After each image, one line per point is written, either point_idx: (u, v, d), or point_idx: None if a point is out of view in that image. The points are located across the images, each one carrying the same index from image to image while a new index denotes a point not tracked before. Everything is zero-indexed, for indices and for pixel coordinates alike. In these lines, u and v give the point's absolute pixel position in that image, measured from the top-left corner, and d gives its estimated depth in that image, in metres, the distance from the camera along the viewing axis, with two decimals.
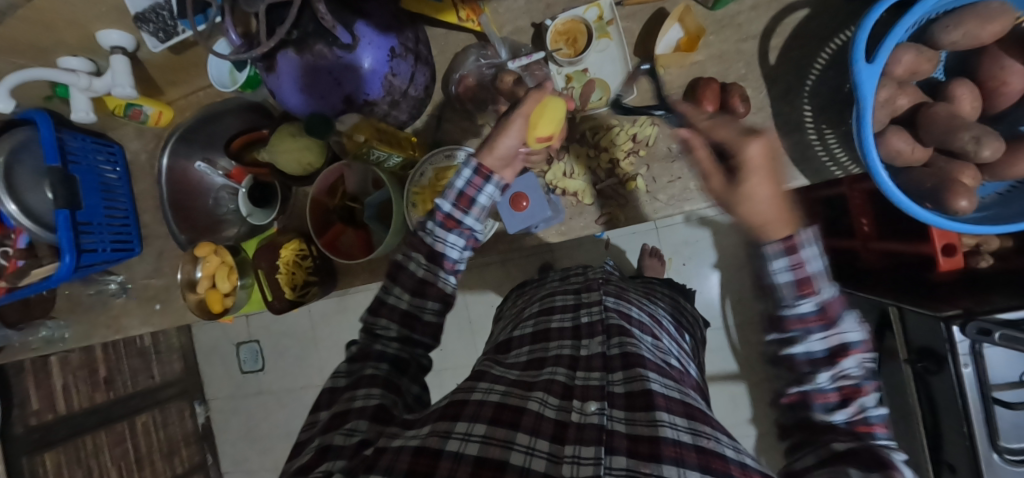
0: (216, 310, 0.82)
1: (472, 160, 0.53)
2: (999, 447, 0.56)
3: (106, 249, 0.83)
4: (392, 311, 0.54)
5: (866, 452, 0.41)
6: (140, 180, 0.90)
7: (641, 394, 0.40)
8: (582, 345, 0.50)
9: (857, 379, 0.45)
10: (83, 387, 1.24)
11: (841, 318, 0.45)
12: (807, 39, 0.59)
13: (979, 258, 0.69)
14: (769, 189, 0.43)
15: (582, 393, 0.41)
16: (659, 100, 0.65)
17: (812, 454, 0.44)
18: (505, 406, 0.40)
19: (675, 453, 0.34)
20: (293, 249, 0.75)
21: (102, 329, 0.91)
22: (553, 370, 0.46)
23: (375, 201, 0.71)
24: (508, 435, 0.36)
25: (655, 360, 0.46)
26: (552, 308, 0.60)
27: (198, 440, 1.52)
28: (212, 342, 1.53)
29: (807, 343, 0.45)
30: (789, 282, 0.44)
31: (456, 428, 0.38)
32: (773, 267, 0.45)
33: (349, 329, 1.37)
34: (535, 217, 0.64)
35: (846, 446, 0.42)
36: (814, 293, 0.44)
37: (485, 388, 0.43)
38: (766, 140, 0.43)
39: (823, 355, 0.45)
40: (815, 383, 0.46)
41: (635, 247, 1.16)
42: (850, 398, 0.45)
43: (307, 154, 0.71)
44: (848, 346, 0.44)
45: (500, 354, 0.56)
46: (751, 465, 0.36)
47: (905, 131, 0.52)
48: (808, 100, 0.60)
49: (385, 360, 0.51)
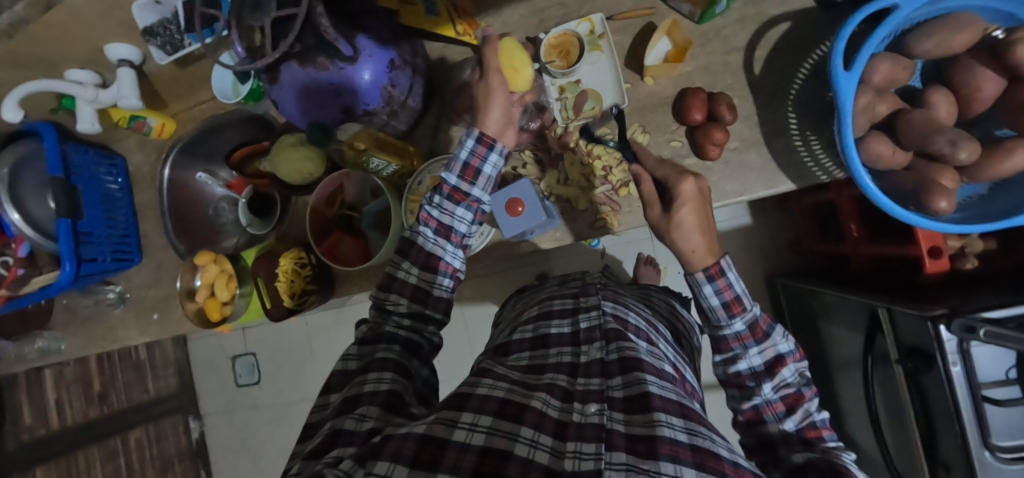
0: (214, 319, 0.83)
1: (475, 130, 0.55)
2: (992, 444, 0.56)
3: (107, 259, 0.83)
4: (403, 287, 0.56)
5: (823, 462, 0.45)
6: (141, 191, 0.91)
7: (639, 397, 0.41)
8: (581, 351, 0.51)
9: (796, 386, 0.53)
10: (76, 400, 1.23)
11: (771, 332, 0.54)
12: (790, 51, 0.62)
13: (964, 260, 0.71)
14: (696, 219, 0.53)
15: (582, 397, 0.42)
16: (650, 109, 0.67)
17: (777, 468, 0.50)
18: (510, 401, 0.40)
19: (671, 450, 0.35)
20: (292, 258, 0.76)
21: (99, 340, 0.91)
22: (554, 376, 0.47)
23: (372, 210, 0.73)
24: (513, 428, 0.37)
25: (653, 363, 0.47)
26: (550, 313, 0.61)
27: (192, 456, 1.49)
28: (207, 356, 1.52)
29: (748, 359, 0.54)
30: (720, 305, 0.53)
31: (462, 418, 0.38)
32: (704, 295, 0.54)
33: (349, 342, 1.36)
34: (531, 222, 0.65)
35: (804, 457, 0.47)
36: (743, 315, 0.53)
37: (490, 384, 0.44)
38: (697, 180, 0.55)
39: (763, 367, 0.54)
40: (762, 395, 0.54)
41: (631, 256, 1.18)
42: (794, 405, 0.53)
43: (307, 165, 0.71)
44: (782, 356, 0.53)
45: (500, 356, 0.56)
46: (746, 463, 0.37)
47: (885, 136, 0.55)
48: (793, 108, 0.62)
49: (398, 342, 0.53)
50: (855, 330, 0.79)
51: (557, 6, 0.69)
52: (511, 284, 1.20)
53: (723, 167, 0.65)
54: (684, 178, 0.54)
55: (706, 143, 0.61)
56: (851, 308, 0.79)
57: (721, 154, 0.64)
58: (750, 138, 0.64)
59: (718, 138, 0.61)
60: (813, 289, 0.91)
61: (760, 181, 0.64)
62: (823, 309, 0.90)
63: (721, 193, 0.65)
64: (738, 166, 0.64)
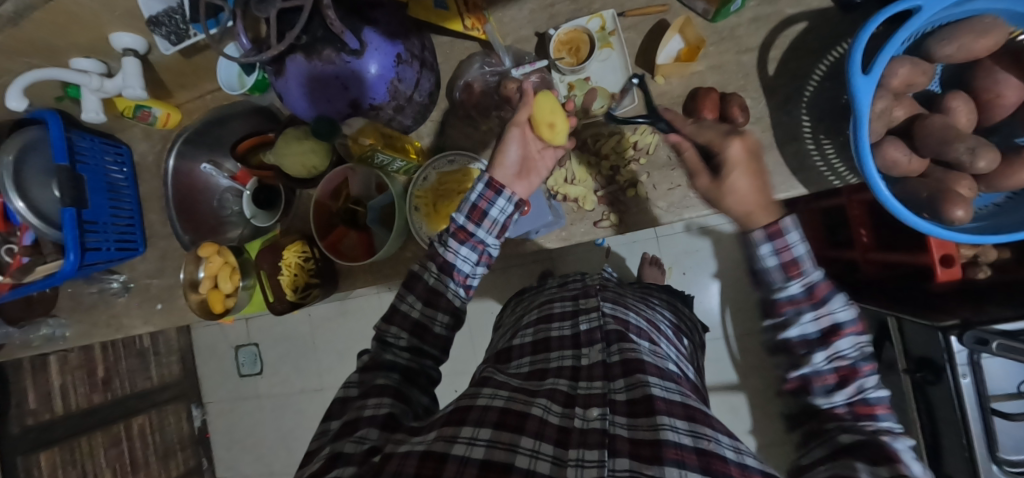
0: (217, 310, 0.83)
1: (484, 175, 0.54)
2: (999, 458, 0.55)
3: (111, 248, 0.83)
4: (404, 321, 0.55)
5: (878, 446, 0.42)
6: (146, 181, 0.91)
7: (642, 400, 0.40)
8: (582, 354, 0.50)
9: (852, 359, 0.49)
10: (81, 386, 1.24)
11: (830, 298, 0.49)
12: (805, 52, 0.61)
13: (976, 269, 0.70)
14: (748, 181, 0.48)
15: (585, 401, 0.42)
16: (660, 110, 0.65)
17: (821, 446, 0.47)
18: (509, 411, 0.40)
19: (676, 455, 0.34)
20: (295, 252, 0.76)
21: (103, 328, 0.91)
22: (554, 382, 0.46)
23: (377, 205, 0.72)
24: (513, 439, 0.37)
25: (654, 364, 0.46)
26: (551, 315, 0.60)
27: (195, 444, 1.50)
28: (211, 344, 1.53)
29: (800, 326, 0.50)
30: (776, 264, 0.49)
31: (461, 432, 0.38)
32: (759, 255, 0.50)
33: (351, 334, 1.36)
34: (537, 222, 0.65)
35: (852, 438, 0.45)
36: (795, 270, 0.49)
37: (490, 393, 0.44)
38: (746, 139, 0.49)
39: (816, 336, 0.50)
40: (812, 364, 0.50)
41: (635, 255, 1.17)
42: (847, 379, 0.49)
43: (312, 158, 0.70)
44: (839, 325, 0.49)
45: (501, 363, 0.56)
46: (751, 465, 0.36)
47: (902, 142, 0.53)
48: (807, 110, 0.61)
49: (397, 370, 0.52)
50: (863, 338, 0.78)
51: (568, 2, 0.67)
52: (514, 281, 1.20)
53: None
54: (731, 140, 0.49)
55: None
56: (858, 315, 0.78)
57: None
58: (761, 140, 0.62)
59: None
60: None
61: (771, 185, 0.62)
62: None
63: None
64: None
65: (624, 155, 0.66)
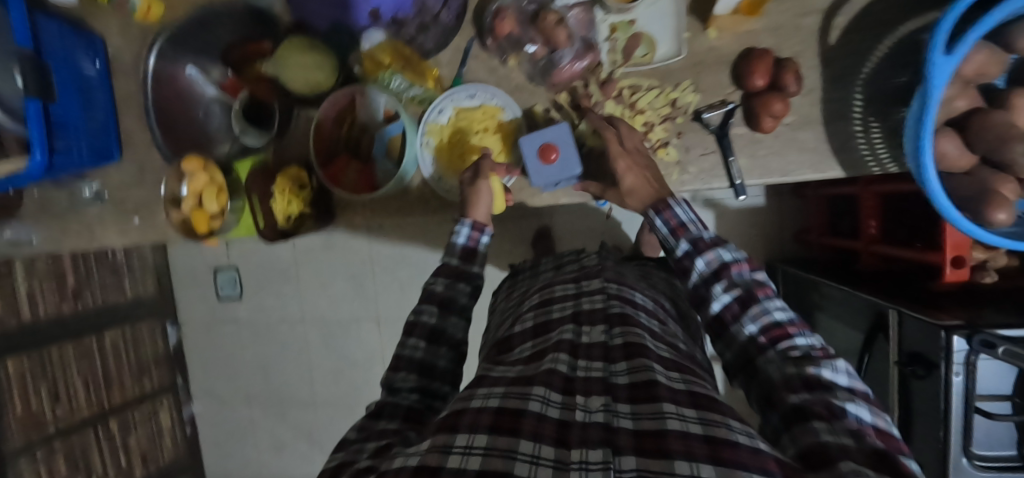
0: (201, 231, 0.78)
1: (467, 219, 0.58)
2: (971, 453, 0.58)
3: (82, 153, 0.76)
4: (452, 250, 0.58)
5: (822, 405, 0.38)
6: (122, 80, 0.81)
7: (644, 386, 0.40)
8: (582, 332, 0.51)
9: (772, 313, 0.46)
10: (49, 295, 1.18)
11: (710, 256, 0.50)
12: (872, 24, 0.56)
13: (983, 273, 0.69)
14: (633, 179, 0.55)
15: (585, 388, 0.42)
16: (706, 67, 0.60)
17: (775, 411, 0.42)
18: (503, 413, 0.38)
19: (683, 447, 0.33)
20: (291, 177, 0.70)
21: (74, 237, 0.85)
22: (554, 358, 0.46)
23: (387, 135, 0.66)
24: (510, 445, 0.34)
25: (658, 352, 0.47)
26: (553, 299, 0.60)
27: (170, 362, 1.49)
28: (187, 265, 1.47)
29: (717, 298, 0.49)
30: (668, 231, 0.52)
31: (456, 441, 0.35)
32: (712, 294, 0.49)
33: (338, 267, 1.33)
34: (563, 172, 0.58)
35: (799, 397, 0.39)
36: (729, 285, 0.48)
37: (484, 394, 0.43)
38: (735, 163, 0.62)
39: (737, 301, 0.48)
40: (743, 331, 0.47)
41: (635, 221, 1.15)
42: (779, 337, 0.45)
43: (318, 73, 0.63)
44: (751, 288, 0.48)
45: (503, 352, 0.55)
46: (764, 450, 0.34)
47: (954, 135, 0.51)
48: (860, 88, 0.57)
49: (399, 414, 0.46)
50: (855, 327, 0.79)
51: None
52: (511, 234, 1.18)
53: (773, 142, 0.60)
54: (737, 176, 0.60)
55: (762, 113, 0.56)
56: (855, 303, 0.79)
57: (775, 128, 0.59)
58: (809, 115, 0.58)
59: (778, 109, 0.56)
60: (814, 280, 0.91)
61: (808, 163, 0.59)
62: (821, 300, 0.91)
63: (765, 170, 0.60)
64: (788, 143, 0.59)
65: (660, 112, 0.61)
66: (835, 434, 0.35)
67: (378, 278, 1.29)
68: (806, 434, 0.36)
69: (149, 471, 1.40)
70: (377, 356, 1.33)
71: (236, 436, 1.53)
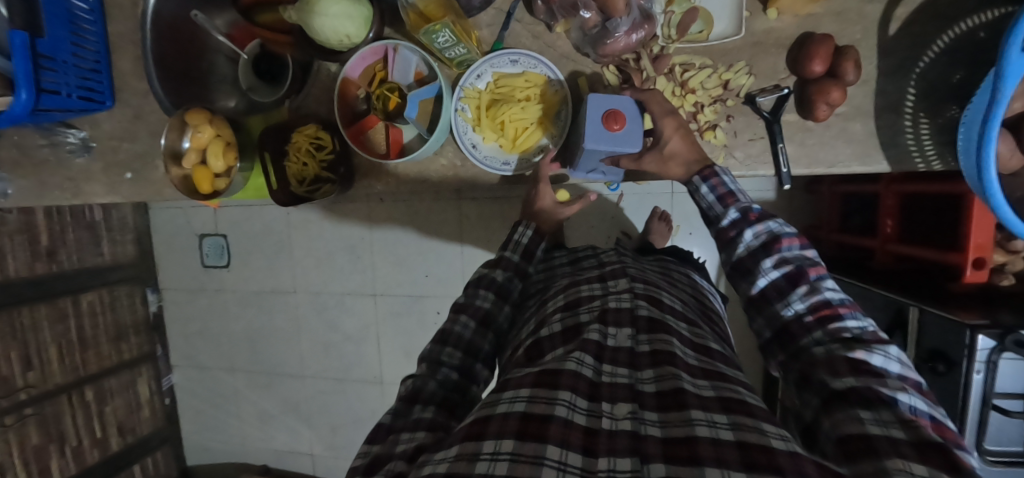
0: (204, 191, 0.71)
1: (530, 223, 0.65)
2: (982, 448, 0.61)
3: (72, 95, 0.69)
4: (515, 247, 0.64)
5: (869, 391, 0.37)
6: (116, 19, 0.73)
7: (672, 393, 0.37)
8: (608, 334, 0.47)
9: (823, 293, 0.46)
10: (21, 253, 1.10)
11: (761, 228, 0.51)
12: (934, 16, 0.54)
13: (1001, 276, 0.70)
14: (676, 142, 0.56)
15: (610, 394, 0.39)
16: (762, 49, 0.58)
17: (812, 392, 0.41)
18: (530, 417, 0.35)
19: (713, 453, 0.30)
20: (308, 136, 0.65)
21: (56, 191, 0.78)
22: (580, 357, 0.42)
23: (417, 96, 0.60)
24: (538, 450, 0.31)
25: (686, 359, 0.44)
26: (578, 300, 0.55)
27: (150, 329, 1.42)
28: (171, 228, 1.39)
29: (766, 275, 0.49)
30: (716, 200, 0.54)
31: (483, 449, 0.33)
32: (760, 269, 0.49)
33: (333, 240, 1.27)
34: (622, 145, 0.52)
35: (845, 383, 0.38)
36: (779, 262, 0.49)
37: (511, 397, 0.39)
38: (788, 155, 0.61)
39: (783, 280, 0.48)
40: (789, 307, 0.47)
41: (644, 209, 1.12)
42: (827, 318, 0.45)
43: (347, 25, 0.55)
44: (802, 267, 0.48)
45: (530, 359, 0.48)
46: (802, 453, 0.31)
47: (1008, 135, 0.51)
48: (915, 83, 0.56)
49: (434, 403, 0.46)
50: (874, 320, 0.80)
51: None
52: None
53: (822, 132, 0.59)
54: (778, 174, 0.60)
55: (819, 100, 0.54)
56: (870, 299, 0.80)
57: (828, 117, 0.57)
58: (861, 107, 0.57)
59: (835, 97, 0.54)
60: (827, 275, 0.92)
61: (855, 155, 0.58)
62: None
63: (811, 160, 0.59)
64: (838, 133, 0.58)
65: (711, 93, 0.59)
66: (883, 425, 0.34)
67: (376, 253, 1.24)
68: (851, 422, 0.35)
69: (127, 441, 1.34)
70: (371, 332, 1.29)
71: (217, 409, 1.48)
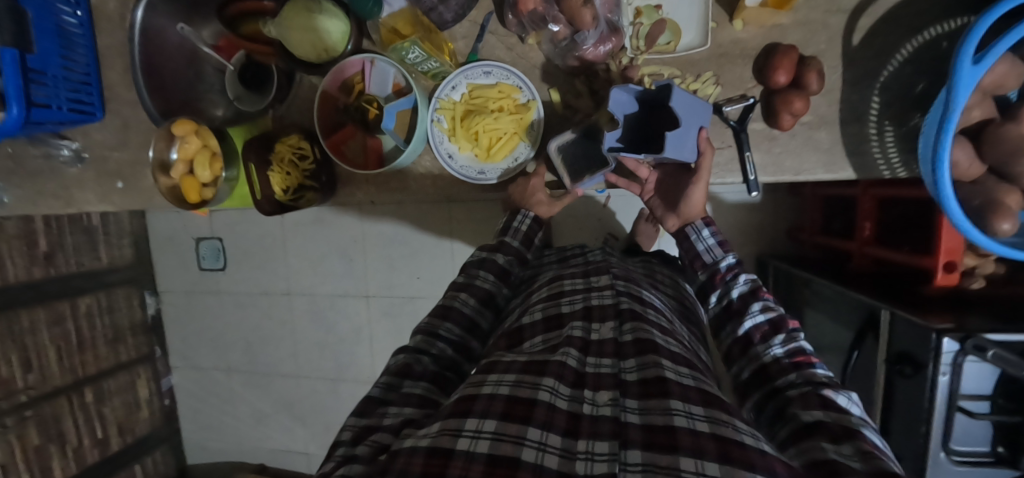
0: (191, 200, 0.74)
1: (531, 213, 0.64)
2: (948, 448, 0.62)
3: (62, 108, 0.71)
4: (515, 233, 0.65)
5: (836, 426, 0.38)
6: (106, 32, 0.75)
7: (655, 382, 0.39)
8: (593, 328, 0.49)
9: (800, 343, 0.48)
10: (19, 258, 1.13)
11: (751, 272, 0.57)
12: (898, 26, 0.55)
13: (972, 279, 0.71)
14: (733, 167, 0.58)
15: (594, 382, 0.41)
16: (728, 59, 0.59)
17: (785, 426, 0.42)
18: (516, 399, 0.36)
19: (692, 443, 0.32)
20: (290, 146, 0.67)
21: (49, 199, 0.81)
22: (566, 350, 0.43)
23: (394, 107, 0.61)
24: (520, 431, 0.33)
25: (668, 347, 0.45)
26: (562, 292, 0.56)
27: (147, 330, 1.45)
28: (168, 232, 1.41)
29: (751, 316, 0.52)
30: (714, 244, 0.59)
31: (466, 425, 0.34)
32: (748, 311, 0.52)
33: (327, 242, 1.29)
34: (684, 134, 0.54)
35: (813, 416, 0.40)
36: (766, 307, 0.52)
37: (495, 380, 0.40)
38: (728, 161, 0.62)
39: (767, 324, 0.51)
40: (767, 350, 0.49)
41: (632, 211, 1.13)
42: (802, 363, 0.46)
43: (326, 39, 0.60)
44: (786, 317, 0.51)
45: (512, 344, 0.50)
46: (769, 452, 0.32)
47: (966, 143, 0.52)
48: (879, 92, 0.57)
49: (425, 379, 0.48)
50: (845, 322, 0.82)
51: None
52: None
53: (789, 140, 0.60)
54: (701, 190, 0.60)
55: (782, 110, 0.55)
56: (845, 301, 0.80)
57: (793, 126, 0.59)
58: (825, 115, 0.59)
59: (798, 107, 0.55)
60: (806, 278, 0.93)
61: (821, 163, 0.60)
62: (810, 296, 0.93)
63: (778, 168, 0.61)
64: (804, 142, 0.60)
65: None
66: (844, 457, 0.34)
67: (369, 254, 1.26)
68: (813, 449, 0.36)
69: (126, 441, 1.37)
70: (363, 332, 1.31)
71: (214, 409, 1.51)
